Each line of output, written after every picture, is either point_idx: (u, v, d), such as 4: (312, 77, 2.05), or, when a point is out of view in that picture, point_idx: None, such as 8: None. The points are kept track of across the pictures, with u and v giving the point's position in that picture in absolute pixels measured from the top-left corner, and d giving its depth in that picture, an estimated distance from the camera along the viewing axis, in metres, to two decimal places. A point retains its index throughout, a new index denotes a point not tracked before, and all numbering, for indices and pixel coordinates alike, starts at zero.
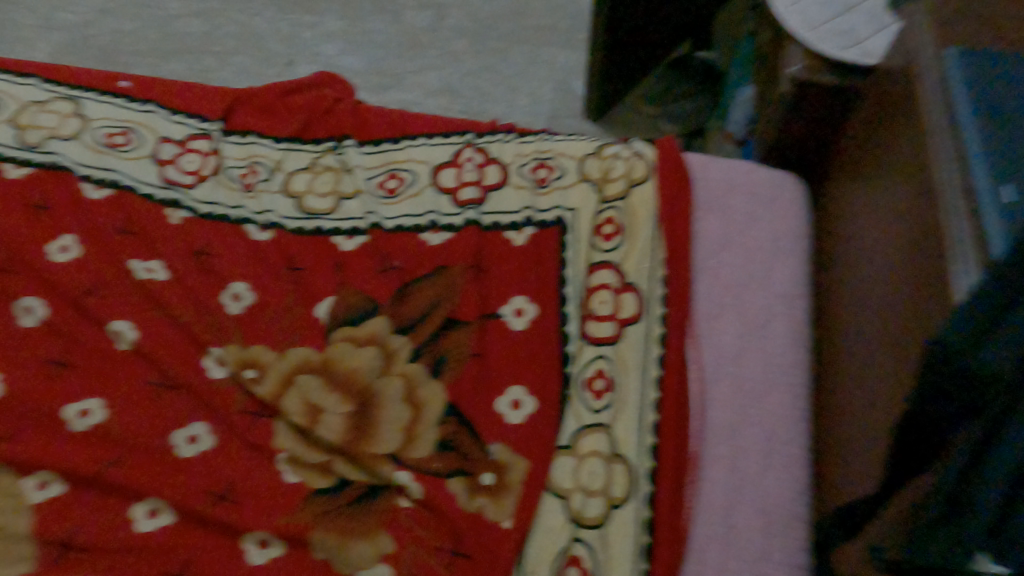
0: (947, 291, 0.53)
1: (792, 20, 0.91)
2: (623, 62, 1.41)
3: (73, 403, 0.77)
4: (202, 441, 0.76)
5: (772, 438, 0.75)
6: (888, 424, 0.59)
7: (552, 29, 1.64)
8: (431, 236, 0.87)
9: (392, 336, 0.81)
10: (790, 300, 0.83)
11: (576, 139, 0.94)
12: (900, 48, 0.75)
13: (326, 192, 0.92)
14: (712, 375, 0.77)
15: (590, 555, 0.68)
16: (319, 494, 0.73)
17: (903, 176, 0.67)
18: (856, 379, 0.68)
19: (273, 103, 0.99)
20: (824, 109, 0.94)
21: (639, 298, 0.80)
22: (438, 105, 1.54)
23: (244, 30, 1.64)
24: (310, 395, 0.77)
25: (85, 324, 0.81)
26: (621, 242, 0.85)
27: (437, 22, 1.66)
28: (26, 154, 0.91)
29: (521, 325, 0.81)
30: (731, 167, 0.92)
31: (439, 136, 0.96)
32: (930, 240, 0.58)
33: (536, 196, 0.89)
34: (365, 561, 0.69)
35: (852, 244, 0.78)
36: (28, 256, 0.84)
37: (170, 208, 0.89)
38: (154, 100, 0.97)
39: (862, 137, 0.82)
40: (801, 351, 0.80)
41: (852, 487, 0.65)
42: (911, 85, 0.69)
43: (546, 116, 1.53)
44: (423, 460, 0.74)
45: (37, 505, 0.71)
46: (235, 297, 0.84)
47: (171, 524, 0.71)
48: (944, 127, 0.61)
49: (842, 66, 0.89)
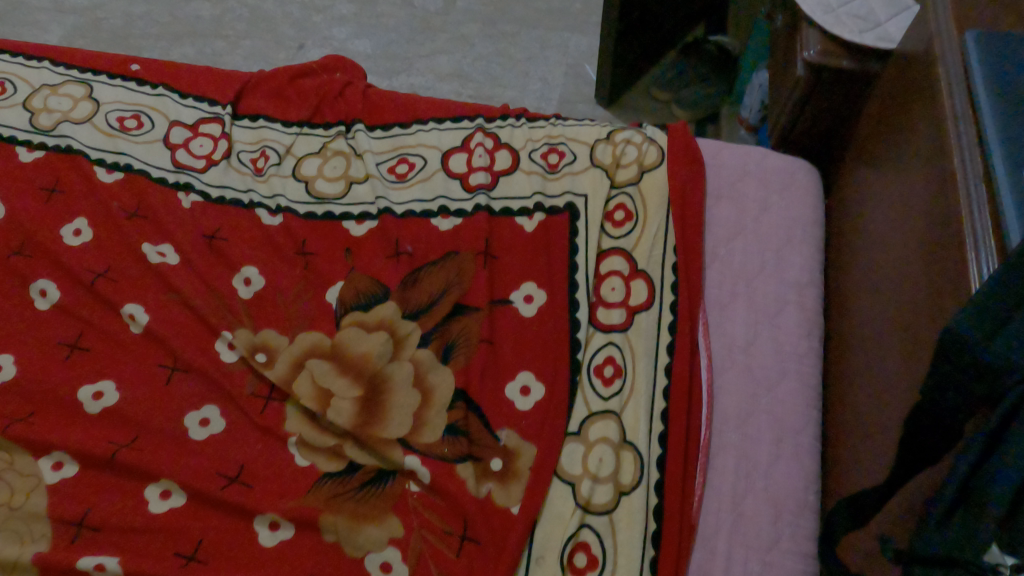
0: (964, 280, 0.52)
1: (808, 4, 0.90)
2: (635, 45, 1.39)
3: (87, 384, 0.77)
4: (214, 423, 0.76)
5: (783, 427, 0.74)
6: (900, 412, 0.59)
7: (564, 13, 1.62)
8: (441, 222, 0.87)
9: (401, 321, 0.81)
10: (802, 288, 0.82)
11: (587, 124, 0.93)
12: (919, 32, 0.74)
13: (336, 176, 0.92)
14: (722, 363, 0.77)
15: (597, 541, 0.68)
16: (329, 478, 0.73)
17: (920, 162, 0.66)
18: (867, 369, 0.68)
19: (283, 87, 0.99)
20: (839, 95, 0.93)
21: (649, 285, 0.80)
22: (450, 89, 1.53)
23: (255, 14, 1.64)
24: (321, 379, 0.78)
25: (98, 307, 0.82)
26: (632, 228, 0.84)
27: (448, 5, 1.65)
28: (39, 137, 0.91)
29: (531, 311, 0.81)
30: (744, 153, 0.91)
31: (449, 121, 0.96)
32: (947, 226, 0.57)
33: (546, 181, 0.89)
34: (375, 544, 0.69)
35: (865, 232, 0.77)
36: (41, 239, 0.85)
37: (181, 191, 0.89)
38: (164, 84, 0.98)
39: (877, 123, 0.81)
40: (813, 340, 0.79)
41: (861, 476, 0.64)
42: (931, 68, 0.68)
43: (557, 100, 1.50)
44: (432, 446, 0.74)
45: (52, 485, 0.72)
46: (246, 282, 0.84)
47: (182, 505, 0.71)
48: (965, 111, 0.60)
49: (861, 51, 0.88)
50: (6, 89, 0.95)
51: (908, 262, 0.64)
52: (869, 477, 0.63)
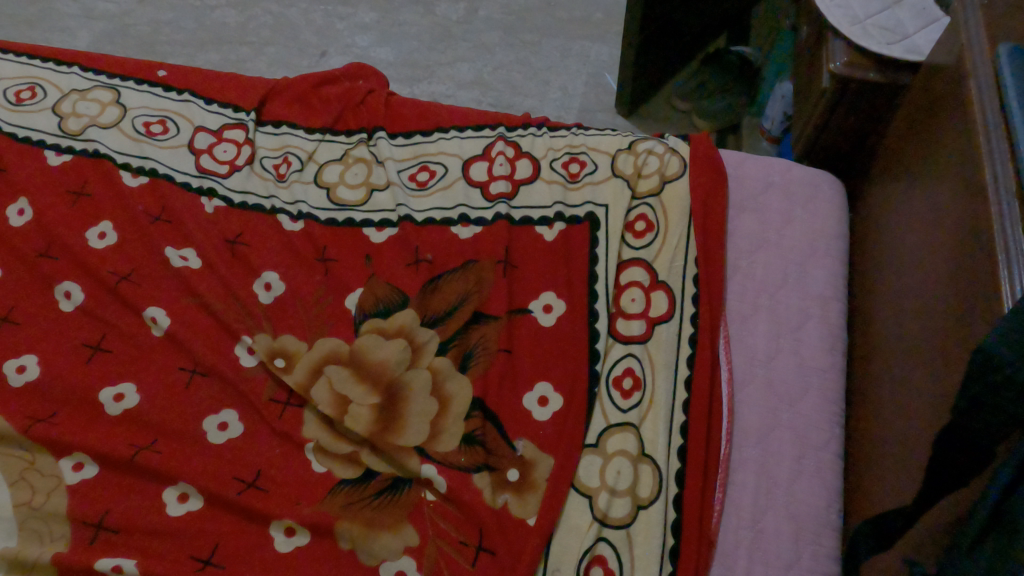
0: (998, 299, 0.51)
1: (834, 15, 0.89)
2: (657, 53, 1.38)
3: (108, 386, 0.78)
4: (232, 427, 0.77)
5: (805, 443, 0.73)
6: (928, 432, 0.58)
7: (585, 22, 1.62)
8: (461, 230, 0.87)
9: (419, 329, 0.81)
10: (825, 302, 0.81)
11: (608, 134, 0.93)
12: (949, 45, 0.73)
13: (357, 183, 0.93)
14: (743, 377, 0.76)
15: (614, 555, 0.67)
16: (345, 485, 0.73)
17: (951, 178, 0.65)
18: (893, 385, 0.67)
19: (307, 94, 1.00)
20: (867, 106, 0.92)
21: (669, 296, 0.80)
22: (470, 97, 1.53)
23: (280, 21, 1.66)
24: (338, 385, 0.78)
25: (121, 310, 0.83)
26: (653, 239, 0.84)
27: (470, 13, 1.65)
28: (67, 141, 0.93)
29: (550, 320, 0.80)
30: (767, 164, 0.91)
31: (470, 130, 0.96)
32: (980, 241, 0.56)
33: (567, 191, 0.88)
34: (391, 552, 0.69)
35: (892, 245, 0.76)
36: (66, 241, 0.86)
37: (205, 196, 0.90)
38: (190, 90, 0.99)
39: (905, 135, 0.80)
40: (836, 355, 0.78)
41: (887, 495, 0.63)
42: (961, 83, 0.67)
43: (578, 109, 1.50)
44: (448, 454, 0.74)
45: (72, 486, 0.72)
46: (267, 287, 0.84)
47: (200, 509, 0.72)
48: (997, 125, 0.59)
49: (888, 63, 0.87)
50: (36, 94, 0.97)
51: (936, 277, 0.63)
52: (894, 496, 0.62)
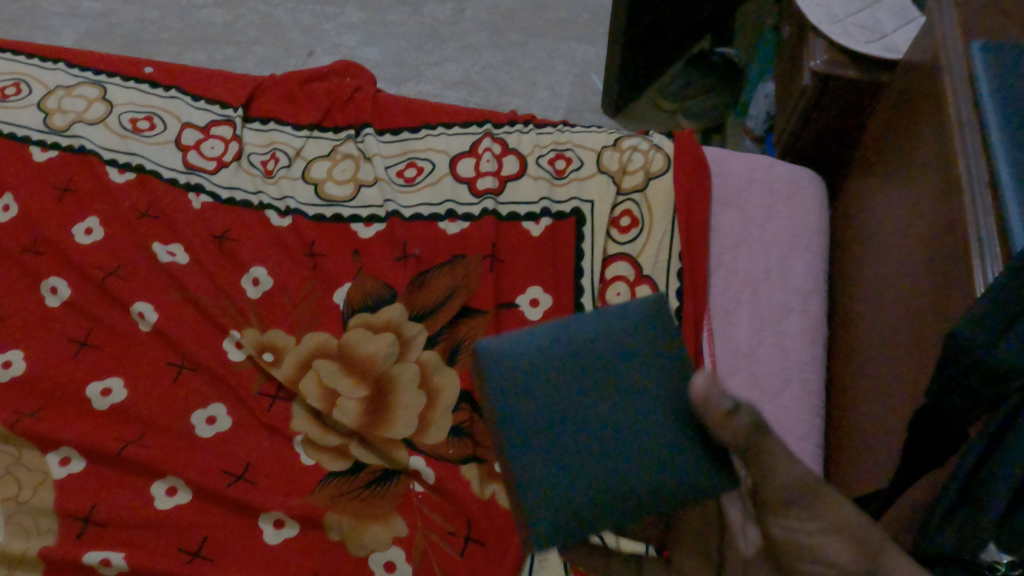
0: (970, 287, 0.53)
1: (815, 14, 0.91)
2: (643, 53, 1.40)
3: (96, 381, 0.78)
4: (221, 421, 0.77)
5: (787, 433, 0.74)
6: (904, 418, 0.59)
7: (572, 23, 1.63)
8: (449, 225, 0.88)
9: (407, 323, 0.81)
10: (806, 295, 0.82)
11: (595, 131, 0.94)
12: (924, 43, 0.75)
13: (345, 179, 0.93)
14: (726, 369, 0.78)
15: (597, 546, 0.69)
16: (334, 477, 0.73)
17: (926, 172, 0.66)
18: (871, 375, 0.69)
19: (295, 91, 1.01)
20: (847, 103, 0.93)
21: (654, 291, 0.81)
22: (458, 97, 1.54)
23: (267, 20, 1.66)
24: (327, 379, 0.78)
25: (108, 306, 0.83)
26: (638, 234, 0.85)
27: (458, 14, 1.66)
28: (53, 137, 0.93)
29: (536, 314, 0.81)
30: (750, 161, 0.92)
31: (458, 127, 0.97)
32: (954, 232, 0.58)
33: (553, 187, 0.89)
34: (379, 543, 0.70)
35: (870, 240, 0.78)
36: (52, 238, 0.85)
37: (192, 192, 0.90)
38: (177, 87, 0.99)
39: (883, 132, 0.82)
40: (817, 347, 0.80)
41: (865, 480, 0.65)
42: (938, 78, 0.68)
43: (564, 109, 1.52)
44: (436, 447, 0.75)
45: (59, 479, 0.72)
46: (255, 282, 0.85)
47: (189, 502, 0.72)
48: (970, 118, 0.61)
49: (867, 60, 0.88)
50: (21, 90, 0.97)
51: (913, 268, 0.64)
52: (872, 482, 0.63)
